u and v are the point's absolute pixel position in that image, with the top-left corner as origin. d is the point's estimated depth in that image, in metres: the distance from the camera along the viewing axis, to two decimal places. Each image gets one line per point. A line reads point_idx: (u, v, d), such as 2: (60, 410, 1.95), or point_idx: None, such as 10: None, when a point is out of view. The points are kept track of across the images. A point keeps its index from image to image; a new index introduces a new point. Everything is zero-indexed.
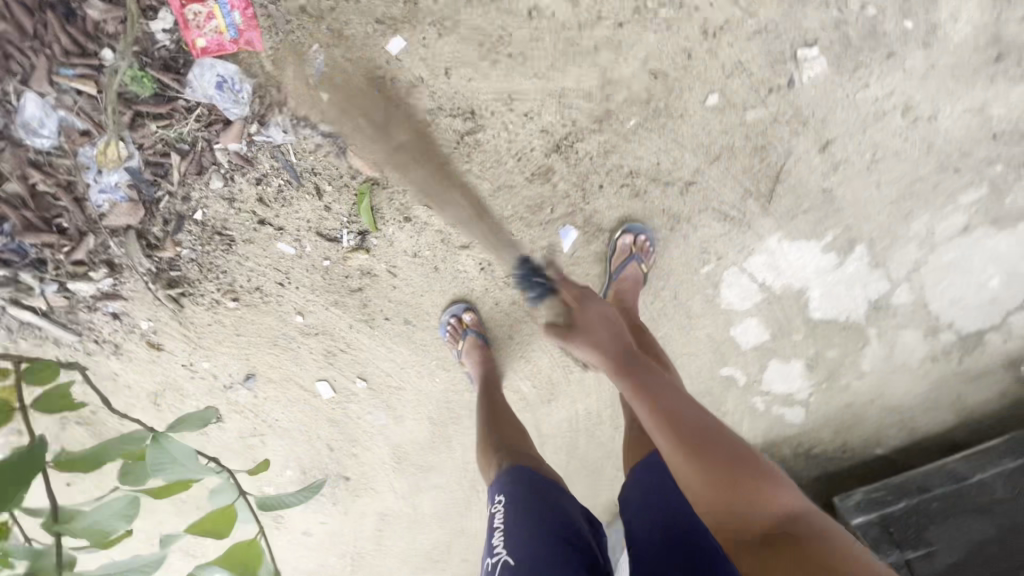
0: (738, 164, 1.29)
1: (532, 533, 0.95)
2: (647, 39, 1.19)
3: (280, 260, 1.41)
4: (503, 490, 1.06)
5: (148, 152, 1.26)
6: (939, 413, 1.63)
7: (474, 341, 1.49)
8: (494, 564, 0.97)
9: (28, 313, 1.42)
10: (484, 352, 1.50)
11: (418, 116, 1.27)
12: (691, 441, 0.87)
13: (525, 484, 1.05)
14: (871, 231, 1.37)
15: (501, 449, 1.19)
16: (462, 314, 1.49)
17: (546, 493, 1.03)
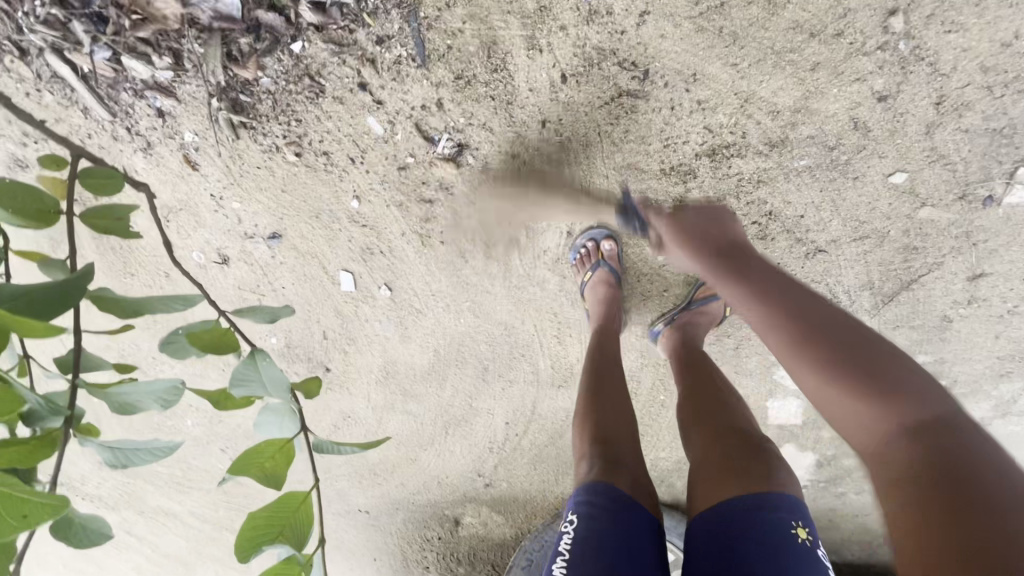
0: (880, 254, 1.17)
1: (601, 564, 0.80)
2: (873, 83, 1.01)
3: (364, 134, 1.24)
4: (579, 509, 0.89)
5: None
6: None
7: (603, 276, 1.32)
8: None
9: (66, 68, 1.22)
10: (610, 292, 1.33)
11: (587, 49, 1.07)
12: (834, 359, 0.74)
13: (610, 509, 0.87)
14: (960, 375, 1.28)
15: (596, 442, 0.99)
16: (601, 242, 1.33)
17: (633, 533, 0.84)
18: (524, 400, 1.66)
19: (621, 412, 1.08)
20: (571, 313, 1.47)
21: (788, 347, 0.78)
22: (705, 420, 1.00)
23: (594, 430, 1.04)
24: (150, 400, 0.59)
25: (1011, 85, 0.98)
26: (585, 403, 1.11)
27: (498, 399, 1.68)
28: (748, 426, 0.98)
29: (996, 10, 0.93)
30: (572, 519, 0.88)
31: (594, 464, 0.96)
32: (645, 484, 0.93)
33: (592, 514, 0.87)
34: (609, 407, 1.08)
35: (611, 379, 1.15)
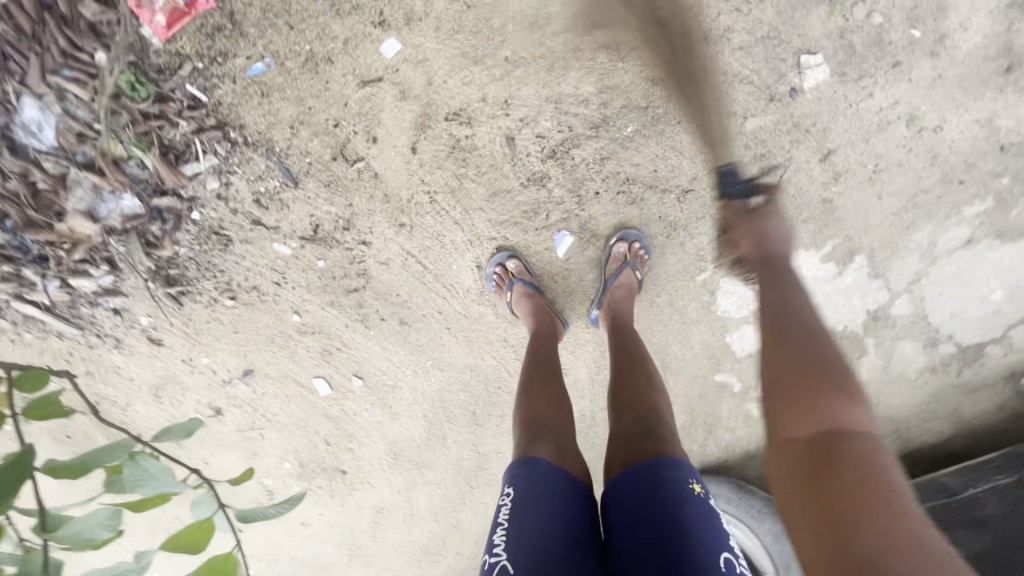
0: (739, 172, 1.29)
1: (540, 535, 0.83)
2: (646, 46, 1.17)
3: (277, 260, 1.42)
4: (514, 483, 0.91)
5: (152, 154, 1.24)
6: (933, 424, 1.63)
7: (522, 290, 1.39)
8: (490, 564, 0.83)
9: (32, 307, 1.44)
10: (533, 301, 1.40)
11: (415, 119, 1.26)
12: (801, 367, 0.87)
13: (542, 481, 0.89)
14: (872, 242, 1.35)
15: (530, 428, 1.04)
16: (506, 263, 1.40)
17: (564, 500, 0.88)
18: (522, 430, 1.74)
19: (551, 397, 1.14)
20: (520, 334, 1.57)
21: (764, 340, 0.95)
22: (625, 402, 1.06)
23: (524, 416, 1.09)
24: (99, 528, 0.77)
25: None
26: (521, 399, 1.15)
27: (500, 436, 1.76)
28: (662, 407, 1.04)
29: None
30: (509, 492, 0.90)
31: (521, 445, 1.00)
32: (569, 448, 0.99)
33: (527, 488, 0.89)
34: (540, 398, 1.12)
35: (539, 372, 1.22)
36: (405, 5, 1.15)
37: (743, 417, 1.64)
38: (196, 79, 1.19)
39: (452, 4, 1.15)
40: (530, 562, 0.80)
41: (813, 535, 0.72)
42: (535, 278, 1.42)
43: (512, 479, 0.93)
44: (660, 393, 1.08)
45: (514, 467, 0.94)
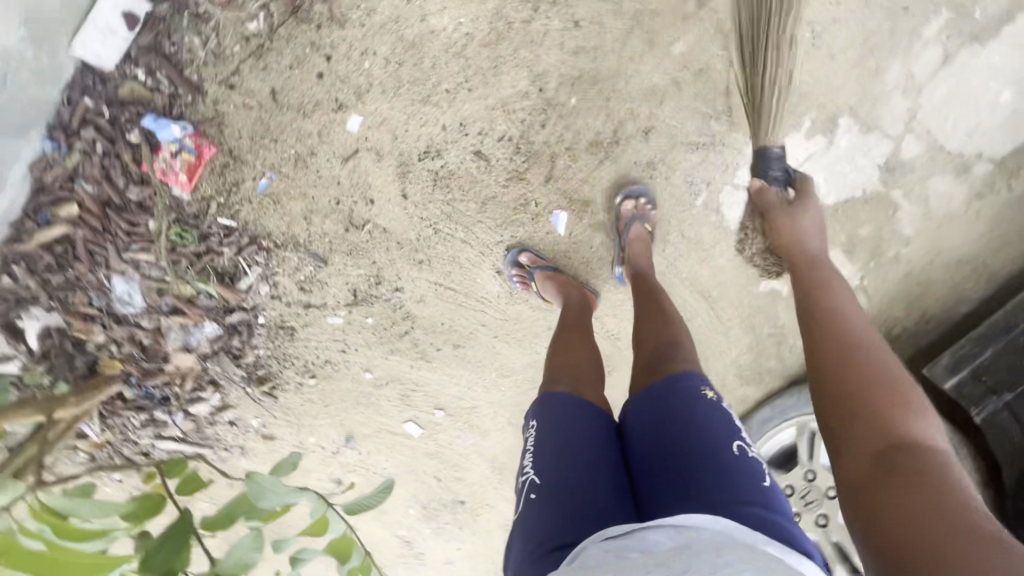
0: (691, 90, 1.36)
1: (555, 456, 1.00)
2: (556, 25, 1.31)
3: (335, 331, 1.63)
4: (536, 416, 1.09)
5: (215, 282, 1.52)
6: (1013, 250, 1.51)
7: (542, 276, 1.49)
8: (523, 483, 1.02)
9: (171, 441, 1.73)
10: (556, 281, 1.49)
11: (396, 170, 1.44)
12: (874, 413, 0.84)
13: (558, 410, 1.06)
14: (847, 100, 1.36)
15: (553, 371, 1.19)
16: (520, 259, 1.51)
17: (576, 423, 1.04)
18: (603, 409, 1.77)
19: (575, 348, 1.28)
20: None
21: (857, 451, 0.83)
22: (645, 341, 1.18)
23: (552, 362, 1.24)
24: (249, 552, 0.87)
25: None
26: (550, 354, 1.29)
27: None
28: (679, 334, 1.16)
29: None
30: (532, 423, 1.08)
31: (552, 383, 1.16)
32: (586, 386, 1.14)
33: (548, 418, 1.06)
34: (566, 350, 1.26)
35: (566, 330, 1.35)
36: (352, 84, 1.36)
37: None
38: (224, 211, 1.45)
39: (386, 66, 1.34)
40: (548, 476, 0.98)
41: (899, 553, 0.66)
42: (549, 261, 1.53)
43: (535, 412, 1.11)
44: (671, 325, 1.19)
45: (538, 403, 1.11)
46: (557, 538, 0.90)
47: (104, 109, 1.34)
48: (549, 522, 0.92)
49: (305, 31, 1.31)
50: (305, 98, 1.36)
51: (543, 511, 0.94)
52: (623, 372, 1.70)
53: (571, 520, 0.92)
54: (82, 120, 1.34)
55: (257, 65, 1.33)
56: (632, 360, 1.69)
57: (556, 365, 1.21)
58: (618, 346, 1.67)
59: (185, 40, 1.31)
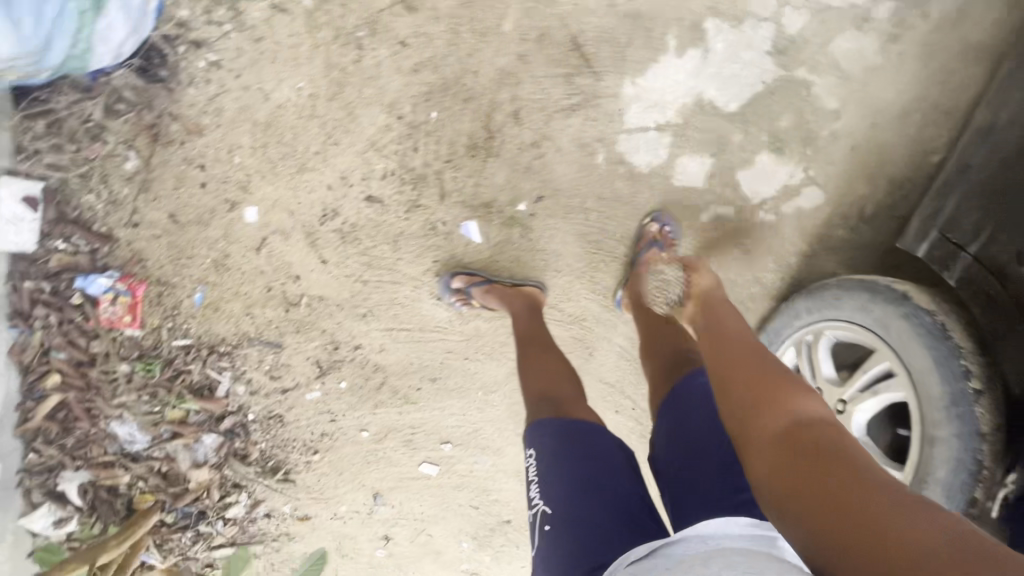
0: (541, 57, 1.31)
1: (562, 483, 1.00)
2: (386, 53, 1.30)
3: (318, 404, 1.69)
4: (534, 445, 1.08)
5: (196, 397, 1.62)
6: (966, 79, 1.32)
7: (480, 290, 1.45)
8: (535, 514, 1.03)
9: (225, 547, 1.78)
10: (496, 290, 1.45)
11: (306, 241, 1.49)
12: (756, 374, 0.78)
13: (556, 436, 1.06)
14: (702, 3, 1.28)
15: (538, 396, 1.17)
16: (454, 282, 1.48)
17: (587, 438, 1.04)
18: (602, 393, 1.69)
19: (541, 365, 1.25)
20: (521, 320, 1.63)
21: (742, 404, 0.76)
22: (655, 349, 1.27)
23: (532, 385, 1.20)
24: None
25: None
26: (521, 376, 1.25)
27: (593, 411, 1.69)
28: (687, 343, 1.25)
29: None
30: (530, 453, 1.08)
31: (540, 404, 1.14)
32: (575, 404, 1.14)
33: (546, 444, 1.06)
34: (540, 369, 1.24)
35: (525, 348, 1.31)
36: (234, 180, 1.42)
37: (766, 230, 1.49)
38: (176, 333, 1.55)
39: (255, 152, 1.39)
40: (560, 504, 0.99)
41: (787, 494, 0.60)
42: (480, 273, 1.50)
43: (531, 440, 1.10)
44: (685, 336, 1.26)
45: (535, 428, 1.10)
46: (580, 565, 0.92)
47: (46, 285, 1.48)
48: (574, 549, 0.94)
49: (174, 152, 1.38)
50: (201, 208, 1.44)
51: (564, 542, 0.96)
52: (603, 349, 1.65)
53: (596, 544, 0.93)
54: (32, 301, 1.48)
55: (150, 197, 1.42)
56: (607, 335, 1.63)
57: (538, 387, 1.19)
58: (587, 326, 1.62)
59: (83, 200, 1.42)
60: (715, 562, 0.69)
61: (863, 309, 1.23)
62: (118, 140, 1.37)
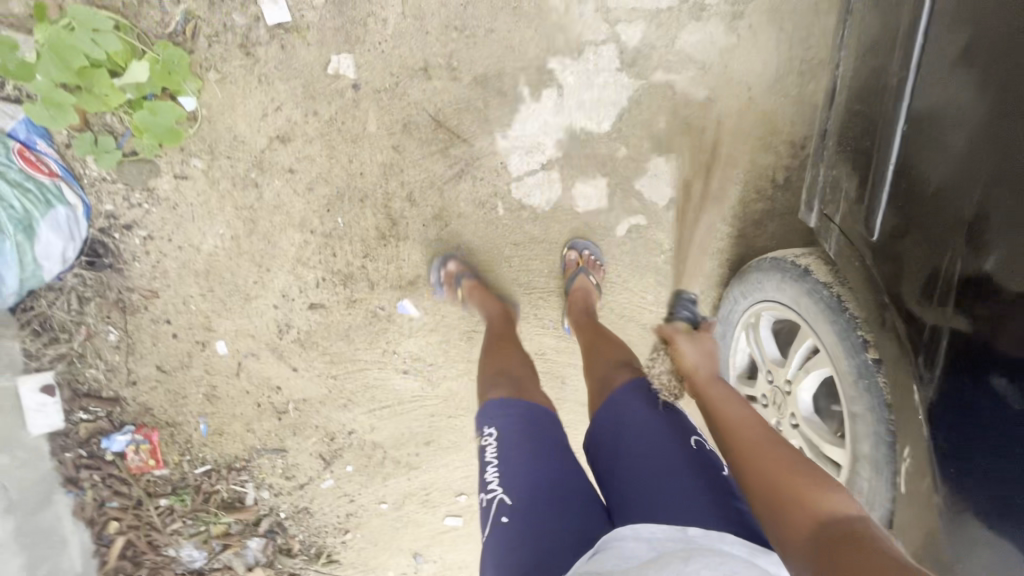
0: (412, 142, 1.39)
1: (529, 470, 0.93)
2: (278, 183, 1.42)
3: (335, 489, 1.83)
4: (495, 425, 1.02)
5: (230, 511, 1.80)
6: (819, 30, 1.31)
7: (468, 284, 1.44)
8: (489, 501, 0.93)
9: None
10: (480, 289, 1.44)
11: (274, 355, 1.64)
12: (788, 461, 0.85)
13: (523, 420, 1.01)
14: (539, 48, 1.31)
15: (501, 374, 1.14)
16: (446, 266, 1.46)
17: (550, 432, 1.00)
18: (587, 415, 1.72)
19: (504, 351, 1.24)
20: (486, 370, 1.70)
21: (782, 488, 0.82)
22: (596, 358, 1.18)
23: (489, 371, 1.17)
24: None
25: (271, 96, 1.33)
26: (482, 359, 1.25)
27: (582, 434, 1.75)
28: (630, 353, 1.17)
29: (229, 118, 1.34)
30: (491, 431, 1.01)
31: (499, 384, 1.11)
32: (532, 388, 1.10)
33: (510, 429, 1.00)
34: (506, 354, 1.22)
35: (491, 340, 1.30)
36: (197, 324, 1.60)
37: (686, 225, 1.48)
38: (196, 462, 1.76)
39: (205, 296, 1.56)
40: (518, 494, 0.91)
41: None
42: (473, 266, 1.49)
43: (488, 419, 1.04)
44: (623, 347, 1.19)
45: (495, 406, 1.04)
46: (537, 560, 0.82)
47: (82, 449, 1.69)
48: (523, 543, 0.84)
49: (142, 317, 1.58)
50: (180, 354, 1.63)
51: (516, 536, 0.86)
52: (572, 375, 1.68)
53: (548, 542, 0.84)
54: (76, 466, 1.67)
55: (137, 357, 1.63)
56: (572, 362, 1.66)
57: (498, 369, 1.17)
58: (550, 360, 1.65)
59: (88, 375, 1.64)
60: (695, 561, 0.66)
61: (780, 289, 1.21)
62: (96, 320, 1.58)
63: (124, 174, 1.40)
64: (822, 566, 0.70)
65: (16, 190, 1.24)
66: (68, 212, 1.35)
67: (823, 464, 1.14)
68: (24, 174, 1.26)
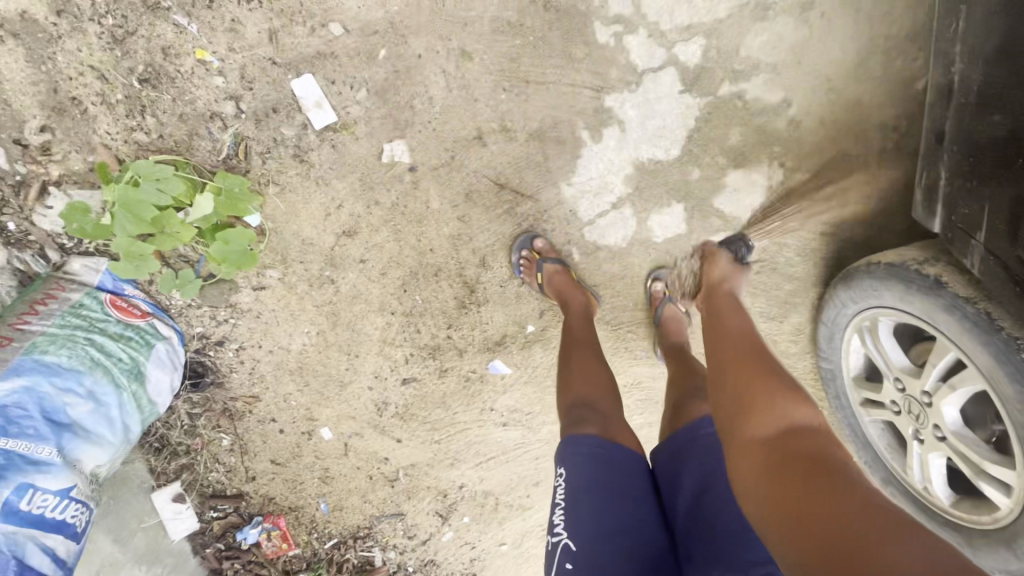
0: (477, 209, 1.35)
1: (599, 520, 0.90)
2: (353, 274, 1.41)
3: (457, 540, 1.86)
4: (568, 462, 0.98)
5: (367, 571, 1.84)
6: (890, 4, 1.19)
7: (552, 267, 1.34)
8: (553, 544, 0.93)
9: None
10: (567, 274, 1.35)
11: (375, 431, 1.67)
12: (765, 375, 0.93)
13: (595, 461, 0.96)
14: (592, 89, 1.24)
15: (579, 405, 1.08)
16: (532, 244, 1.36)
17: (623, 479, 0.95)
18: None
19: (585, 367, 1.19)
20: None
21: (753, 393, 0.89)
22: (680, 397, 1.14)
23: (582, 389, 1.12)
24: None
25: (331, 196, 1.31)
26: (558, 383, 1.19)
27: None
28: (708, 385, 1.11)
29: (295, 224, 1.33)
30: (562, 472, 0.98)
31: (579, 416, 1.05)
32: (614, 424, 1.04)
33: (582, 467, 0.96)
34: (590, 375, 1.17)
35: (574, 350, 1.24)
36: (299, 416, 1.63)
37: (778, 234, 1.38)
38: (324, 538, 1.80)
39: (301, 390, 1.59)
40: (585, 543, 0.89)
41: (785, 527, 0.70)
42: (558, 251, 1.40)
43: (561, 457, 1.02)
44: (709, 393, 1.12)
45: (571, 443, 1.00)
46: None
47: (220, 542, 1.73)
48: None
49: (249, 420, 1.63)
50: (288, 445, 1.68)
51: None
52: None
53: None
54: (219, 559, 1.73)
55: (251, 456, 1.68)
56: None
57: (578, 396, 1.11)
58: (650, 390, 1.60)
59: (211, 478, 1.69)
60: None
61: (904, 302, 1.09)
62: (207, 429, 1.64)
63: (206, 297, 1.42)
64: (773, 477, 0.76)
65: (121, 342, 1.28)
66: (166, 346, 1.37)
67: (982, 480, 1.08)
68: (121, 323, 1.30)
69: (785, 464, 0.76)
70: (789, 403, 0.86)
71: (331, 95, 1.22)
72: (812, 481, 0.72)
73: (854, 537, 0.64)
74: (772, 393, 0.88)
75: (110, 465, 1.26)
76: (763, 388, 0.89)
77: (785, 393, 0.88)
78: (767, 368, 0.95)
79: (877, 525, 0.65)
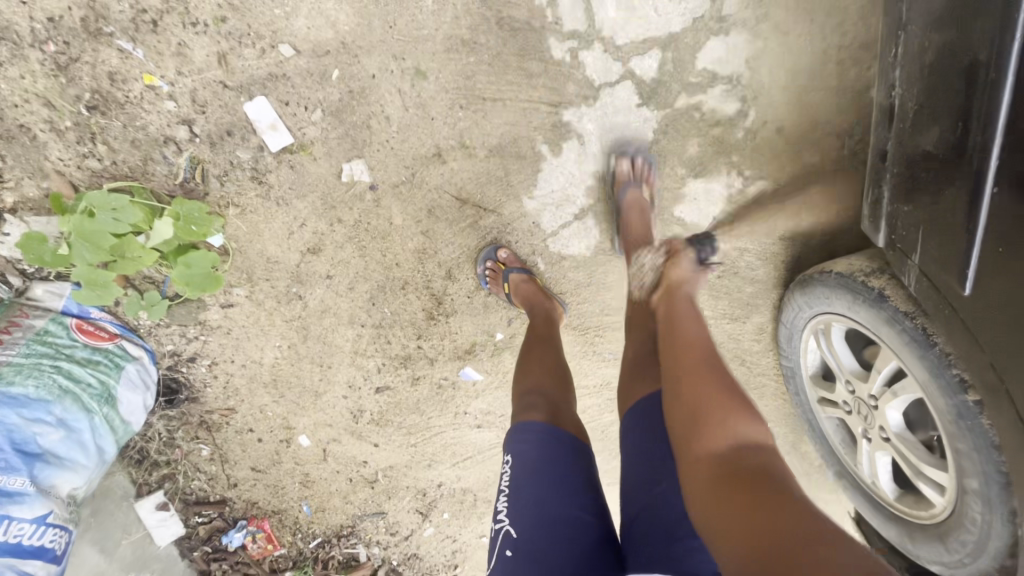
0: (441, 223, 1.35)
1: (540, 504, 0.90)
2: (320, 288, 1.42)
3: (438, 536, 1.89)
4: (514, 449, 1.00)
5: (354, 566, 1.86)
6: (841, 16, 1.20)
7: (517, 277, 1.34)
8: (496, 532, 0.93)
9: None
10: (532, 283, 1.35)
11: (352, 436, 1.70)
12: (714, 376, 0.87)
13: (539, 448, 0.97)
14: (550, 105, 1.25)
15: (535, 391, 1.11)
16: (497, 255, 1.37)
17: (565, 465, 0.95)
18: None
19: (545, 357, 1.22)
20: None
21: (704, 397, 0.84)
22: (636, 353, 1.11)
23: (539, 379, 1.15)
24: None
25: (293, 215, 1.31)
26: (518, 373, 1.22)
27: None
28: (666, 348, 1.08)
29: (259, 243, 1.34)
30: (508, 459, 0.99)
31: (531, 406, 1.07)
32: (565, 414, 1.06)
33: (526, 453, 0.97)
34: (548, 364, 1.20)
35: (536, 345, 1.27)
36: (275, 424, 1.66)
37: (738, 239, 1.40)
38: (308, 537, 1.83)
39: (276, 400, 1.61)
40: (524, 527, 0.89)
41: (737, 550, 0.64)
42: (523, 261, 1.40)
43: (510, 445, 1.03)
44: None
45: (519, 432, 1.01)
46: None
47: (207, 546, 1.75)
48: None
49: (226, 431, 1.65)
50: (266, 453, 1.70)
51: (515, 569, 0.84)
52: None
53: None
54: (207, 561, 1.75)
55: (230, 463, 1.71)
56: None
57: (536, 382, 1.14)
58: None
59: (193, 487, 1.71)
60: None
61: (853, 312, 1.13)
62: (185, 439, 1.66)
63: (175, 316, 1.42)
64: (718, 495, 0.71)
65: (89, 367, 1.29)
66: (137, 367, 1.39)
67: (920, 480, 1.14)
68: (89, 348, 1.31)
69: (729, 481, 0.72)
70: (737, 409, 0.82)
71: (286, 117, 1.22)
72: (756, 500, 0.68)
73: (791, 555, 0.59)
74: (714, 398, 0.83)
75: (87, 486, 1.29)
76: (717, 393, 0.84)
77: (731, 400, 0.83)
78: (708, 363, 0.90)
79: (812, 540, 0.61)
